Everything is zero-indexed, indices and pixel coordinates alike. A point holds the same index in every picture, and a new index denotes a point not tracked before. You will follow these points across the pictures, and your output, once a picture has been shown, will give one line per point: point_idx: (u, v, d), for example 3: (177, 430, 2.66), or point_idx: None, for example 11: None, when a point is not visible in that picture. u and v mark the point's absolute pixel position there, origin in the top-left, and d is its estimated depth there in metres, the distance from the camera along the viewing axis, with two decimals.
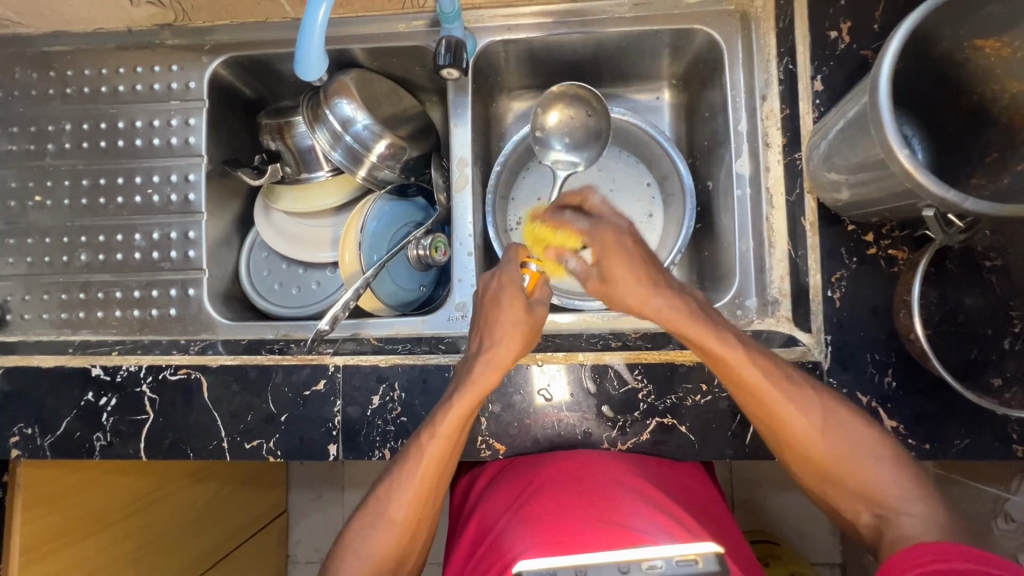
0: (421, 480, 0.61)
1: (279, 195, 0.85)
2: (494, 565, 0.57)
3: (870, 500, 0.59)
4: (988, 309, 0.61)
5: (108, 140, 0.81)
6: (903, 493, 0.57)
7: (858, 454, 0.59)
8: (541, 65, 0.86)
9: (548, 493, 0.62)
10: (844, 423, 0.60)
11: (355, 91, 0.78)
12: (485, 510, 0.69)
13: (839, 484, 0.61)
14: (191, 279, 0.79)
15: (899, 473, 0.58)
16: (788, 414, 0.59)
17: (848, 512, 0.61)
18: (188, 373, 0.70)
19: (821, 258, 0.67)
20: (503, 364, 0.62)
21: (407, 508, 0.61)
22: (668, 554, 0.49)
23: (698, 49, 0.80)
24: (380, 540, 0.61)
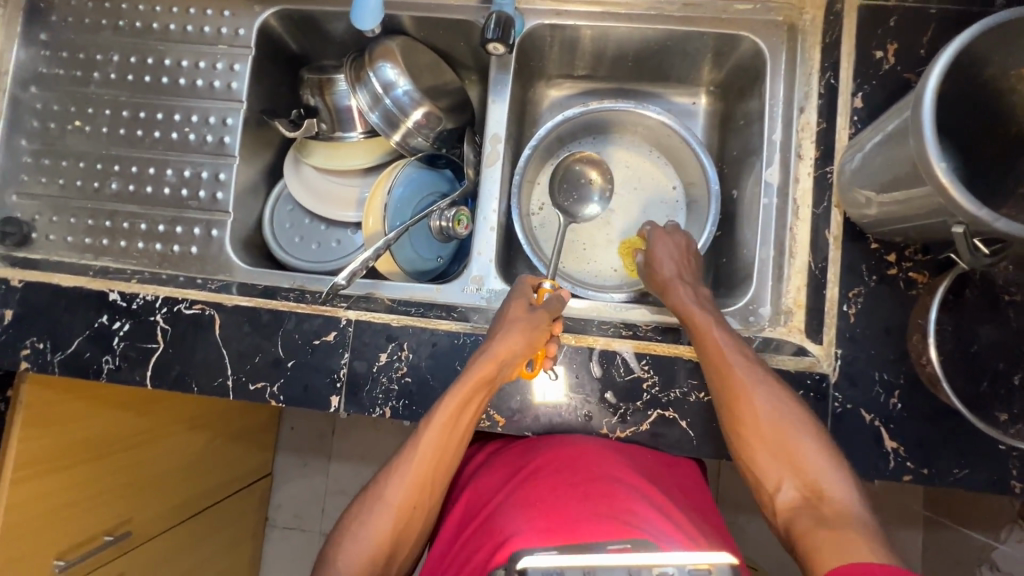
0: (420, 467, 0.63)
1: (311, 150, 0.86)
2: (485, 545, 0.57)
3: (799, 476, 0.58)
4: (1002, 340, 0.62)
5: (153, 75, 0.82)
6: (823, 471, 0.57)
7: (789, 427, 0.60)
8: (584, 55, 0.87)
9: (547, 480, 0.62)
10: (778, 389, 0.62)
11: (400, 57, 0.79)
12: (476, 489, 0.69)
13: (770, 453, 0.60)
14: (217, 220, 0.80)
15: (823, 450, 0.59)
16: (733, 370, 0.62)
17: (772, 488, 0.59)
18: (203, 309, 0.71)
19: (841, 272, 0.67)
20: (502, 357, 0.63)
21: (404, 493, 0.63)
22: (680, 561, 0.46)
23: (741, 57, 0.81)
24: (377, 524, 0.62)
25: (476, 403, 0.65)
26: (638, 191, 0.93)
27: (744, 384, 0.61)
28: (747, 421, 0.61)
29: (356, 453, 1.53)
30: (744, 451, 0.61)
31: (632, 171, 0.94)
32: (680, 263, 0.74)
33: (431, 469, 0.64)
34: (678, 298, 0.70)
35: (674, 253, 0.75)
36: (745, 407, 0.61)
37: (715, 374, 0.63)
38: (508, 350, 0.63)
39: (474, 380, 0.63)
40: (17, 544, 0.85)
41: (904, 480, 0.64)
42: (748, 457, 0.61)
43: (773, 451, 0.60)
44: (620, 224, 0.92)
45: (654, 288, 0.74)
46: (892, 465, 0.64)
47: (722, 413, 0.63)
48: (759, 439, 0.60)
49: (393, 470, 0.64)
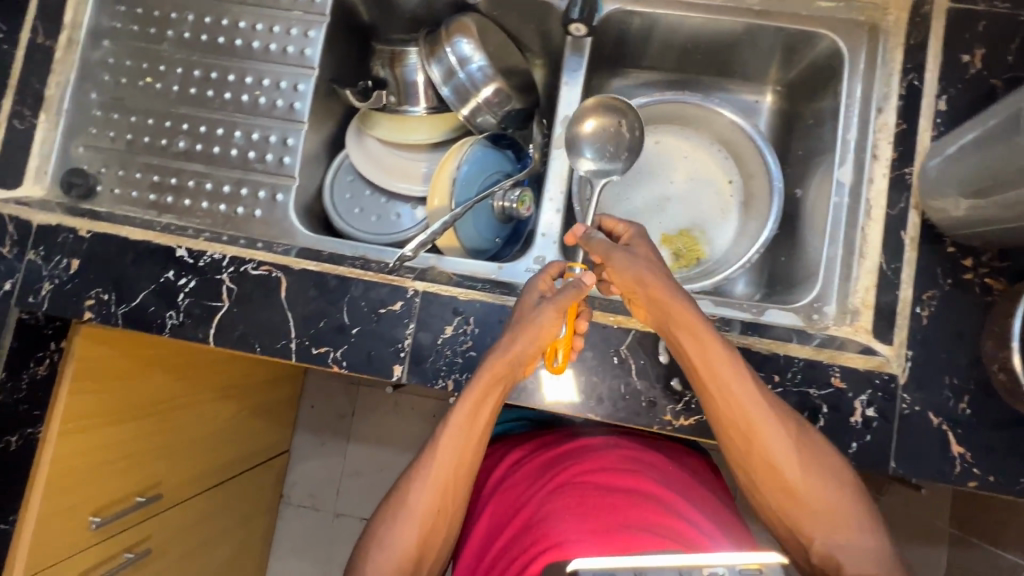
0: (445, 470, 0.63)
1: (375, 122, 0.86)
2: (529, 548, 0.58)
3: (826, 517, 0.58)
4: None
5: (226, 37, 0.82)
6: (854, 522, 0.58)
7: (812, 468, 0.59)
8: (656, 44, 0.86)
9: (584, 489, 0.63)
10: (801, 432, 0.61)
11: (475, 33, 0.79)
12: (503, 495, 0.71)
13: (793, 497, 0.60)
14: (282, 184, 0.80)
15: (844, 484, 0.59)
16: (748, 415, 0.60)
17: (799, 529, 0.59)
18: (270, 271, 0.71)
19: (915, 273, 0.67)
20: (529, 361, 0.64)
21: (428, 498, 0.62)
22: (729, 561, 0.47)
23: (817, 56, 0.80)
24: (402, 532, 0.61)
25: (491, 406, 0.64)
26: (694, 183, 0.94)
27: (763, 430, 0.60)
28: (771, 471, 0.60)
29: (378, 435, 1.53)
30: (766, 491, 0.61)
31: (690, 163, 0.94)
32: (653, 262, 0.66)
33: (449, 485, 0.63)
34: (659, 301, 0.63)
35: (642, 249, 0.67)
36: (768, 451, 0.60)
37: (730, 419, 0.61)
38: (519, 347, 0.62)
39: (489, 376, 0.63)
40: (55, 499, 0.83)
41: (969, 487, 0.63)
42: (773, 507, 0.61)
43: (801, 504, 0.59)
44: (675, 215, 0.93)
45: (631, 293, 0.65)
46: (958, 471, 0.64)
47: (740, 456, 0.62)
48: (786, 489, 0.60)
49: (419, 472, 0.63)
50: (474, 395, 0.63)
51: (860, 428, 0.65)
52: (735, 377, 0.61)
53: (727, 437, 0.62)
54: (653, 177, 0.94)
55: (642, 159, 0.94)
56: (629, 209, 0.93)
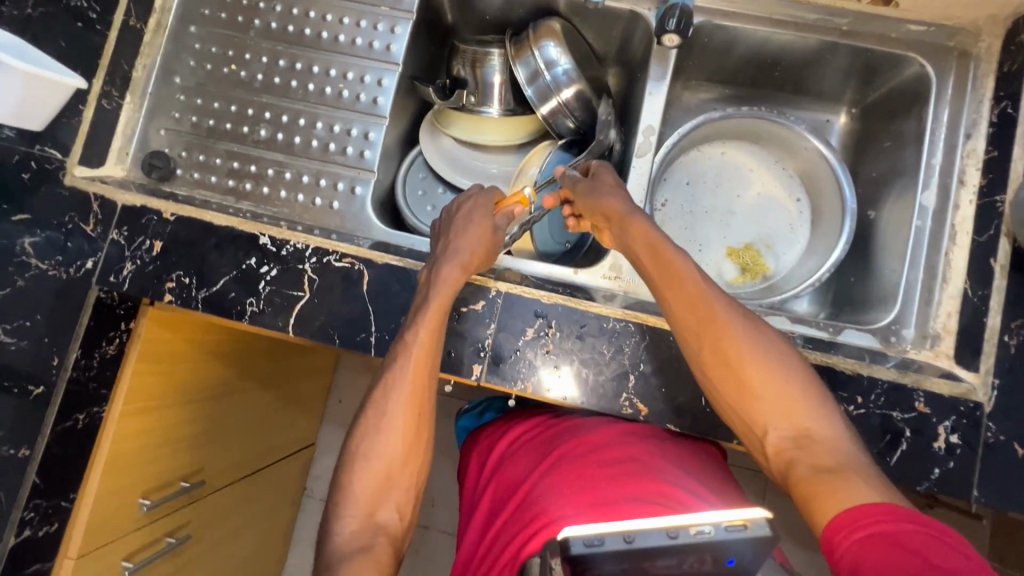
0: (412, 380, 0.64)
1: (450, 121, 0.87)
2: (522, 531, 0.58)
3: (784, 414, 0.55)
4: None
5: (313, 29, 0.82)
6: (815, 420, 0.54)
7: (770, 365, 0.57)
8: (736, 58, 0.86)
9: (581, 466, 0.63)
10: (752, 323, 0.60)
11: (561, 37, 0.80)
12: (508, 472, 0.71)
13: (748, 392, 0.57)
14: (361, 178, 0.80)
15: (805, 386, 0.56)
16: (708, 309, 0.60)
17: (758, 429, 0.56)
18: (353, 263, 0.71)
19: (1005, 301, 0.67)
20: (469, 265, 0.68)
21: (404, 410, 0.64)
22: (715, 519, 0.47)
23: (901, 79, 0.80)
24: (383, 445, 0.63)
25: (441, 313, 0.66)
26: (761, 200, 0.94)
27: (712, 322, 0.59)
28: (723, 360, 0.58)
29: None
30: (722, 391, 0.59)
31: (757, 178, 0.94)
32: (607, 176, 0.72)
33: (417, 402, 0.64)
34: (623, 224, 0.67)
35: (608, 175, 0.72)
36: (726, 346, 0.58)
37: (688, 314, 0.61)
38: (466, 251, 0.68)
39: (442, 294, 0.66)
40: (110, 481, 0.81)
41: None
42: (727, 400, 0.59)
43: (751, 397, 0.57)
44: (739, 230, 0.93)
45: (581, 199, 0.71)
46: None
47: (697, 353, 0.60)
48: (738, 380, 0.58)
49: (391, 380, 0.64)
50: (433, 308, 0.65)
51: (943, 454, 0.64)
52: (683, 275, 0.61)
53: (681, 334, 0.62)
54: (720, 189, 0.94)
55: (710, 173, 0.94)
56: (694, 221, 0.93)
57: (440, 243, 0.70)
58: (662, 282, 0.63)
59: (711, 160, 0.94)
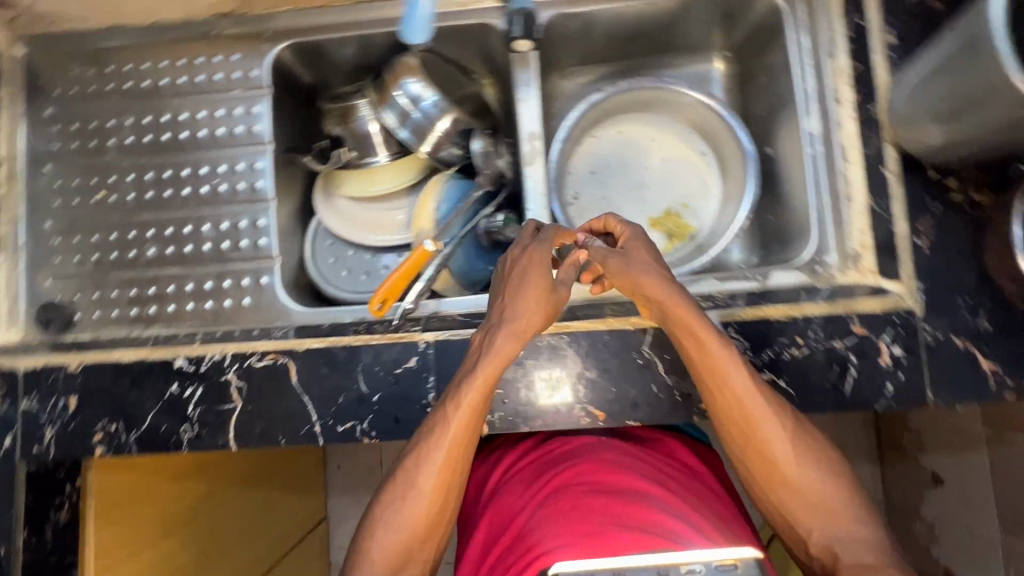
0: (450, 449, 0.60)
1: (341, 180, 0.86)
2: (516, 564, 0.55)
3: (824, 517, 0.58)
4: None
5: (171, 133, 0.80)
6: (854, 518, 0.57)
7: (808, 463, 0.59)
8: (598, 39, 0.86)
9: (577, 496, 0.61)
10: (795, 421, 0.60)
11: (420, 69, 0.78)
12: (500, 505, 0.67)
13: (794, 495, 0.59)
14: (264, 267, 0.77)
15: (843, 487, 0.59)
16: (753, 413, 0.59)
17: (803, 532, 0.58)
18: (276, 358, 0.69)
19: (906, 207, 0.68)
20: (524, 333, 0.61)
21: (437, 476, 0.60)
22: (706, 558, 0.50)
23: (757, 16, 0.81)
24: (411, 510, 0.60)
25: (477, 404, 0.60)
26: (666, 163, 0.94)
27: (747, 407, 0.59)
28: (767, 461, 0.59)
29: None
30: (766, 492, 0.60)
31: (657, 144, 0.94)
32: (649, 249, 0.64)
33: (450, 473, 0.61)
34: (656, 300, 0.61)
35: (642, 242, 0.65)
36: (771, 449, 0.59)
37: (728, 408, 0.60)
38: (522, 320, 0.61)
39: (480, 386, 0.60)
40: None
41: (1006, 398, 0.65)
42: (772, 502, 0.60)
43: (794, 490, 0.59)
44: (655, 199, 0.93)
45: (617, 272, 0.63)
46: (992, 388, 0.65)
47: (740, 453, 0.61)
48: (776, 470, 0.59)
49: (424, 451, 0.60)
50: (481, 378, 0.60)
51: (890, 368, 0.66)
52: (714, 348, 0.59)
53: (715, 414, 0.61)
54: (625, 164, 0.94)
55: (611, 152, 0.94)
56: (610, 203, 0.93)
57: (493, 305, 0.63)
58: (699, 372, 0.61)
59: (608, 139, 0.94)
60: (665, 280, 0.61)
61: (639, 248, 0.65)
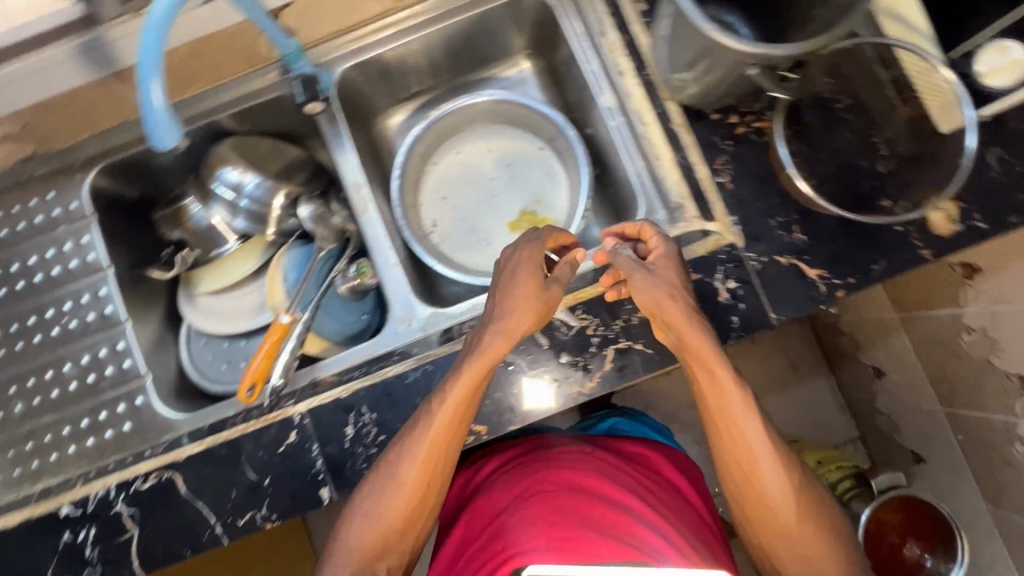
0: (431, 446, 0.63)
1: (197, 280, 0.86)
2: (496, 559, 0.65)
3: (801, 552, 0.65)
4: (859, 143, 0.72)
5: (7, 286, 0.79)
6: (828, 557, 0.65)
7: (801, 509, 0.65)
8: (404, 78, 0.89)
9: (557, 501, 0.69)
10: (793, 468, 0.65)
11: (235, 157, 0.80)
12: (489, 497, 0.76)
13: (776, 529, 0.66)
14: (136, 387, 0.77)
15: (824, 527, 0.66)
16: (754, 449, 0.64)
17: (778, 558, 0.67)
18: (160, 475, 0.69)
19: (700, 151, 0.73)
20: (512, 334, 0.63)
21: (418, 472, 0.64)
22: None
23: (535, 15, 0.86)
24: (393, 501, 0.64)
25: (467, 411, 0.64)
26: (511, 167, 0.96)
27: (745, 444, 0.64)
28: (758, 493, 0.65)
29: None
30: (750, 524, 0.67)
31: (496, 153, 0.97)
32: (670, 275, 0.64)
33: (434, 469, 0.65)
34: (676, 325, 0.62)
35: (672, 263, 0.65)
36: (764, 484, 0.65)
37: (730, 435, 0.64)
38: (512, 322, 0.63)
39: (469, 385, 0.62)
40: None
41: (840, 296, 0.69)
42: (758, 532, 0.67)
43: (775, 529, 0.66)
44: (509, 204, 0.96)
45: (637, 296, 0.64)
46: (824, 290, 0.69)
47: (731, 476, 0.67)
48: (765, 507, 0.65)
49: (404, 446, 0.64)
50: (467, 375, 0.62)
51: (731, 302, 0.69)
52: (728, 387, 0.62)
53: (716, 442, 0.66)
54: (472, 180, 0.96)
55: (455, 172, 0.97)
56: (468, 220, 0.96)
57: (489, 300, 0.65)
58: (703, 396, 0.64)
59: (449, 163, 0.97)
60: (689, 314, 0.62)
61: (667, 271, 0.65)
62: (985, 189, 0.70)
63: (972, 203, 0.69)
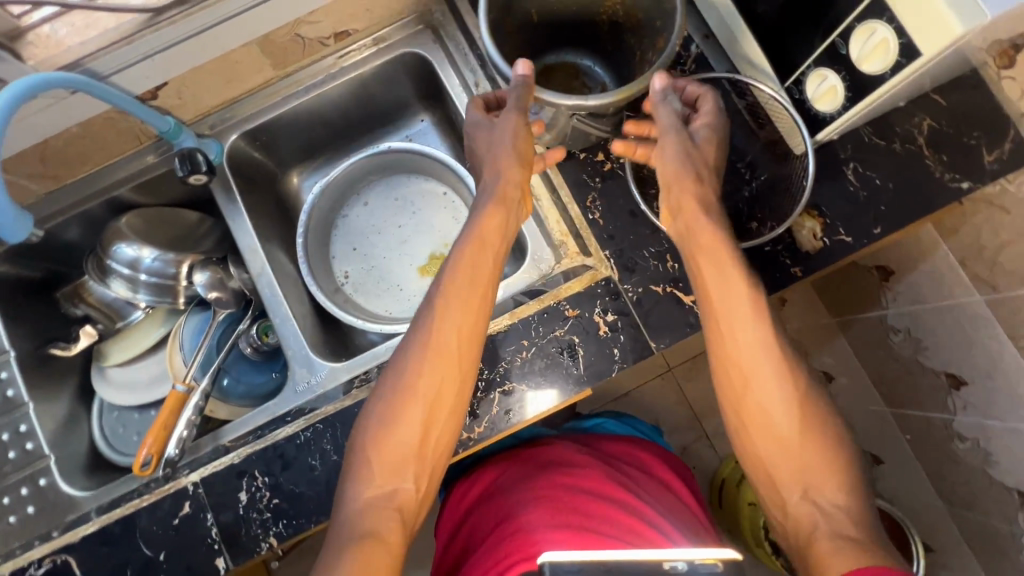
0: (436, 331, 0.64)
1: (106, 353, 0.87)
2: (507, 559, 0.64)
3: (801, 474, 0.60)
4: (725, 171, 0.75)
5: None
6: (835, 483, 0.59)
7: (805, 422, 0.61)
8: (299, 137, 0.91)
9: (568, 503, 0.70)
10: (800, 380, 0.62)
11: (131, 233, 0.81)
12: (502, 501, 0.75)
13: (771, 440, 0.61)
14: (40, 469, 0.77)
15: (832, 456, 0.60)
16: (754, 341, 0.62)
17: (777, 488, 0.61)
18: (54, 560, 0.69)
19: (572, 191, 0.75)
20: (507, 211, 0.70)
21: (421, 363, 0.63)
22: (688, 556, 0.48)
23: (419, 70, 0.89)
24: (387, 391, 0.63)
25: (480, 286, 0.67)
26: (418, 213, 0.99)
27: (744, 331, 0.63)
28: (755, 395, 0.62)
29: None
30: (747, 440, 0.63)
31: (403, 201, 0.99)
32: (701, 150, 0.69)
33: (456, 376, 0.64)
34: (682, 185, 0.67)
35: (704, 137, 0.69)
36: (757, 386, 0.62)
37: (727, 318, 0.63)
38: (506, 193, 0.70)
39: (468, 258, 0.67)
40: None
41: None
42: (761, 453, 0.62)
43: (773, 436, 0.61)
44: (418, 250, 0.98)
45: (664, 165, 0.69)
46: None
47: (720, 374, 0.64)
48: (759, 408, 0.62)
49: (416, 326, 0.66)
50: (464, 264, 0.67)
51: (611, 334, 0.70)
52: (732, 274, 0.63)
53: (715, 346, 0.64)
54: (382, 228, 0.98)
55: (365, 223, 0.99)
56: (379, 268, 0.97)
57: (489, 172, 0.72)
58: (694, 270, 0.65)
59: (357, 215, 0.98)
60: (699, 203, 0.66)
61: (705, 139, 0.69)
62: (846, 203, 0.72)
63: (836, 218, 0.71)
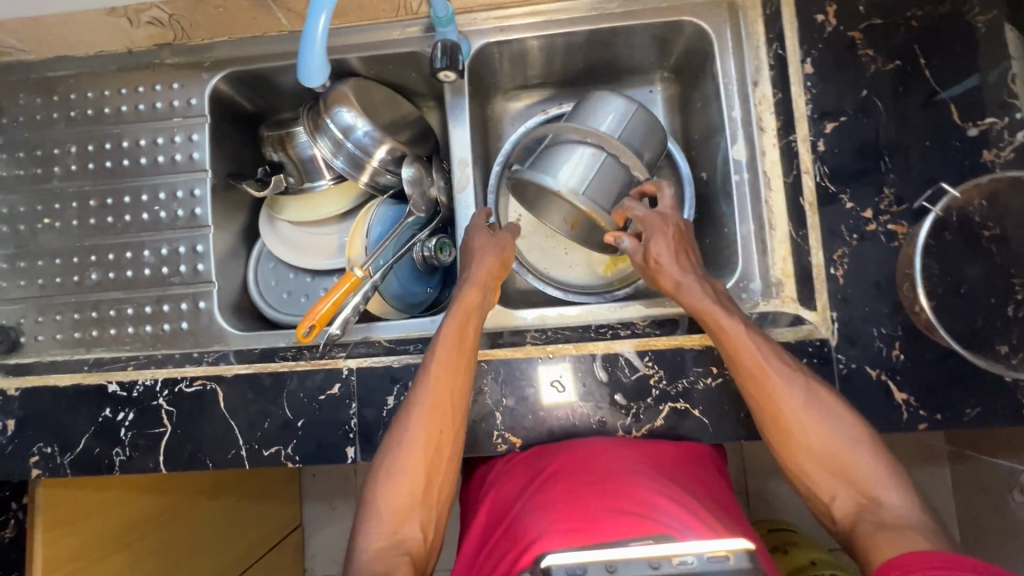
0: (442, 367, 0.64)
1: (283, 205, 0.86)
2: (510, 552, 0.54)
3: (853, 485, 0.57)
4: (991, 282, 0.65)
5: (113, 160, 0.82)
6: (885, 483, 0.56)
7: (845, 443, 0.58)
8: (537, 65, 0.86)
9: (569, 485, 0.59)
10: (833, 405, 0.60)
11: (354, 98, 0.79)
12: (499, 491, 0.67)
13: (827, 471, 0.58)
14: (202, 292, 0.80)
15: (877, 456, 0.58)
16: (790, 421, 0.60)
17: (827, 499, 0.58)
18: (204, 384, 0.71)
19: (821, 236, 0.68)
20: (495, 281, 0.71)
21: (426, 418, 0.62)
22: (696, 550, 0.43)
23: (687, 40, 0.81)
24: (409, 452, 0.62)
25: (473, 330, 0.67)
26: None
27: (779, 408, 0.60)
28: (802, 444, 0.59)
29: None
30: (798, 471, 0.60)
31: None
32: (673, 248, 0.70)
33: (451, 424, 0.63)
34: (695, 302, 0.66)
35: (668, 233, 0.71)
36: (803, 443, 0.59)
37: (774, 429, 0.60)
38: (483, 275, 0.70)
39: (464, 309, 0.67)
40: None
41: (920, 429, 0.65)
42: (816, 483, 0.59)
43: (819, 457, 0.59)
44: None
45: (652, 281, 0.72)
46: (907, 417, 0.65)
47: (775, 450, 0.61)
48: (806, 453, 0.59)
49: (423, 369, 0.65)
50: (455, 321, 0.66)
51: None
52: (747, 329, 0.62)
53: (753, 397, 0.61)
54: None
55: None
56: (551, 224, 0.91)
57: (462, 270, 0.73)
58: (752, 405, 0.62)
59: None
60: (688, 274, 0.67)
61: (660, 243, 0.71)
62: None
63: None
